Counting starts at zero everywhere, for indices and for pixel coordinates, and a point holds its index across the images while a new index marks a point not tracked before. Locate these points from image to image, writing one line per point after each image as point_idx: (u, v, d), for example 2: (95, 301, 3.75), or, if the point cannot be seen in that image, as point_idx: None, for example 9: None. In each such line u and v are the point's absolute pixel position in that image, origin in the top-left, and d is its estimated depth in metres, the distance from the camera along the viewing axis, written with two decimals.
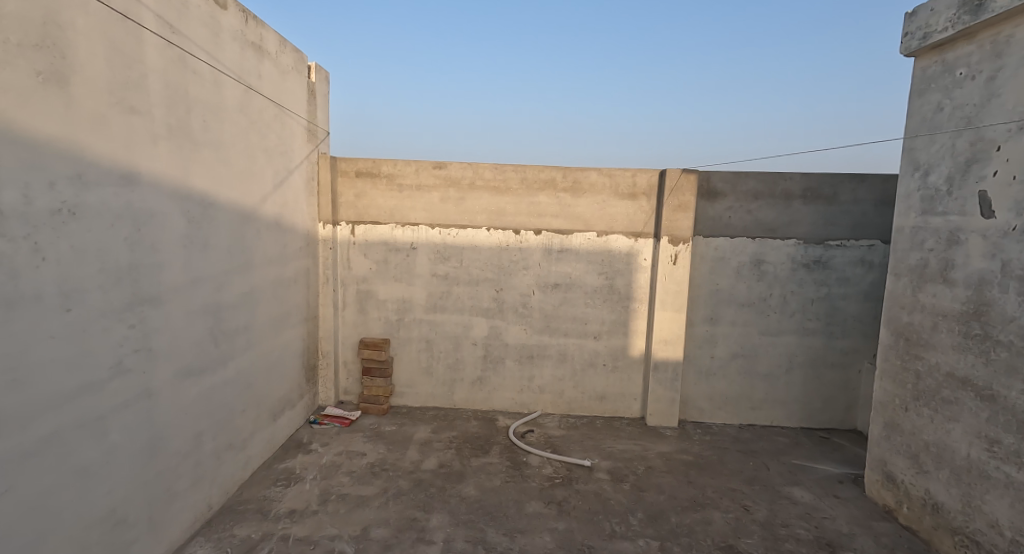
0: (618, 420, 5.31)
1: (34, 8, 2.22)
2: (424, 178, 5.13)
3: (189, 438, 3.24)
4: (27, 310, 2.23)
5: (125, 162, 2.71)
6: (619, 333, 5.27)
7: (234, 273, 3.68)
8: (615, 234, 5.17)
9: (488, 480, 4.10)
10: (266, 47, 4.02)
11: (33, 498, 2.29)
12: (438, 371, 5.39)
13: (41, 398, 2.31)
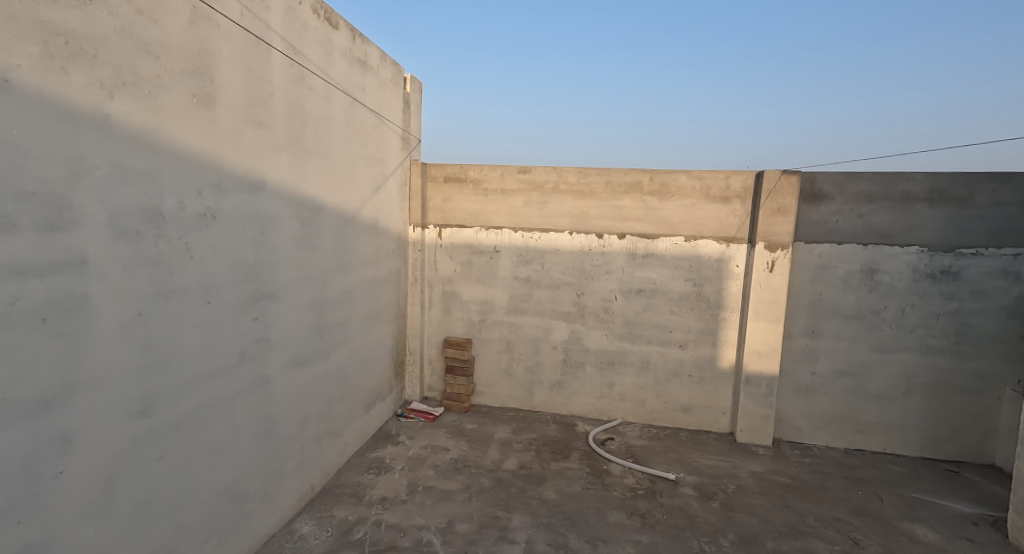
0: (704, 435, 5.07)
1: (193, 40, 2.53)
2: (508, 183, 5.23)
3: (295, 423, 3.55)
4: (179, 302, 2.55)
5: (253, 172, 3.03)
6: (707, 343, 5.04)
7: (336, 272, 3.99)
8: (705, 239, 4.95)
9: (568, 485, 4.10)
10: (369, 62, 4.32)
11: (177, 465, 2.59)
12: (518, 373, 5.46)
13: (186, 380, 2.63)
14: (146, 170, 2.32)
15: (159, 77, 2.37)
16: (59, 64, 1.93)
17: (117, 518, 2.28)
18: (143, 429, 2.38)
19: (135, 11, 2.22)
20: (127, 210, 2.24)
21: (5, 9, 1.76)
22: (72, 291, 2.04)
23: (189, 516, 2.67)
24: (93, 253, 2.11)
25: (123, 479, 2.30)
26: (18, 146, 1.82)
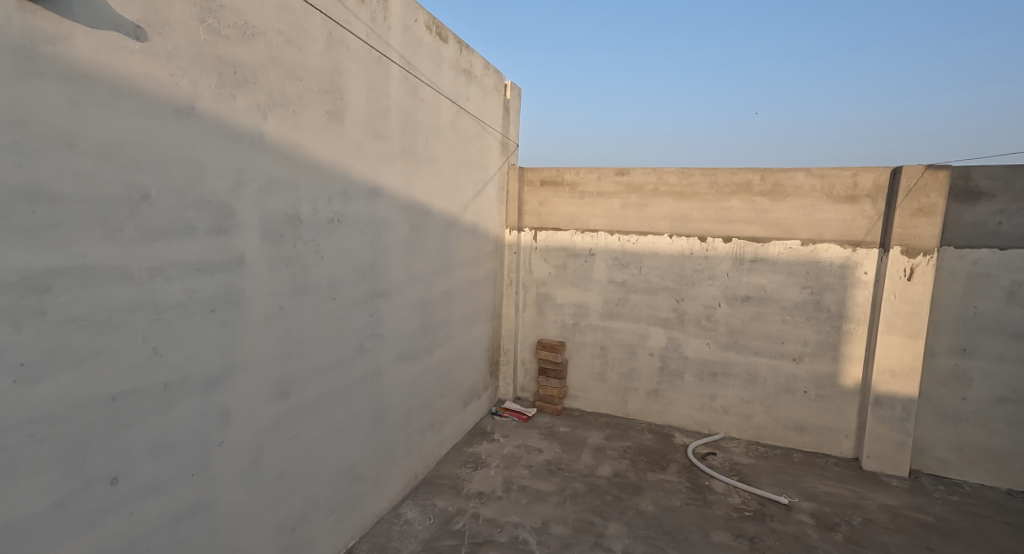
0: (822, 458, 4.64)
1: (327, 63, 2.76)
2: (606, 185, 5.16)
3: (403, 413, 3.77)
4: (311, 299, 2.77)
5: (372, 179, 3.25)
6: (826, 357, 4.62)
7: (439, 273, 4.18)
8: (825, 243, 4.55)
9: (666, 498, 3.96)
10: (473, 72, 4.50)
11: (306, 444, 2.83)
12: (611, 379, 5.35)
13: (315, 368, 2.85)
14: (288, 180, 2.54)
15: (301, 98, 2.60)
16: (229, 91, 2.16)
17: (259, 488, 2.52)
18: (282, 409, 2.63)
19: (284, 40, 2.45)
20: (274, 216, 2.47)
21: (191, 47, 1.96)
22: (233, 288, 2.26)
23: (315, 490, 2.93)
24: (247, 254, 2.33)
25: (265, 454, 2.54)
26: (198, 164, 2.03)
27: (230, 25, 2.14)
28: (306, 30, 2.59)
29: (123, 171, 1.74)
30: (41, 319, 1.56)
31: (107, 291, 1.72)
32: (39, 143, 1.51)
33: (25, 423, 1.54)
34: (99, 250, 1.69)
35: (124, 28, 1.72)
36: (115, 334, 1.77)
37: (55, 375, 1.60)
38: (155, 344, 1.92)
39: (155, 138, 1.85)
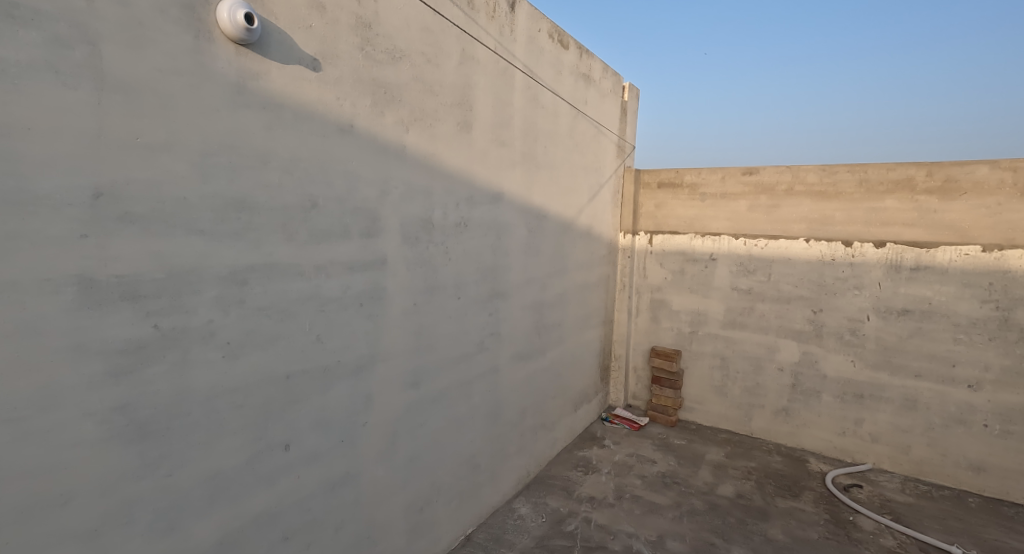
0: (1004, 506, 3.95)
1: (459, 77, 2.84)
2: (730, 186, 4.88)
3: (515, 411, 3.76)
4: (438, 297, 2.83)
5: (495, 185, 3.24)
6: (1012, 386, 3.94)
7: (554, 275, 4.06)
8: (1016, 250, 3.87)
9: (801, 529, 3.61)
10: (592, 76, 4.44)
11: (434, 433, 2.92)
12: (733, 393, 5.03)
13: (442, 361, 2.92)
14: (424, 188, 2.65)
15: (437, 111, 2.70)
16: (380, 110, 2.34)
17: (394, 466, 2.65)
18: (413, 398, 2.72)
19: (424, 60, 2.58)
20: (411, 220, 2.58)
21: (353, 72, 2.18)
22: (376, 284, 2.42)
23: (441, 475, 3.02)
24: (390, 255, 2.48)
25: (400, 436, 2.66)
26: (354, 176, 2.23)
27: (382, 50, 2.33)
28: (443, 48, 2.70)
29: (300, 184, 1.99)
30: (241, 306, 1.82)
31: (285, 285, 1.97)
32: (243, 162, 1.77)
33: (228, 394, 1.80)
34: (282, 250, 1.95)
35: (304, 60, 1.96)
36: (290, 322, 2.01)
37: (249, 352, 1.86)
38: (318, 332, 2.14)
39: (323, 152, 2.08)
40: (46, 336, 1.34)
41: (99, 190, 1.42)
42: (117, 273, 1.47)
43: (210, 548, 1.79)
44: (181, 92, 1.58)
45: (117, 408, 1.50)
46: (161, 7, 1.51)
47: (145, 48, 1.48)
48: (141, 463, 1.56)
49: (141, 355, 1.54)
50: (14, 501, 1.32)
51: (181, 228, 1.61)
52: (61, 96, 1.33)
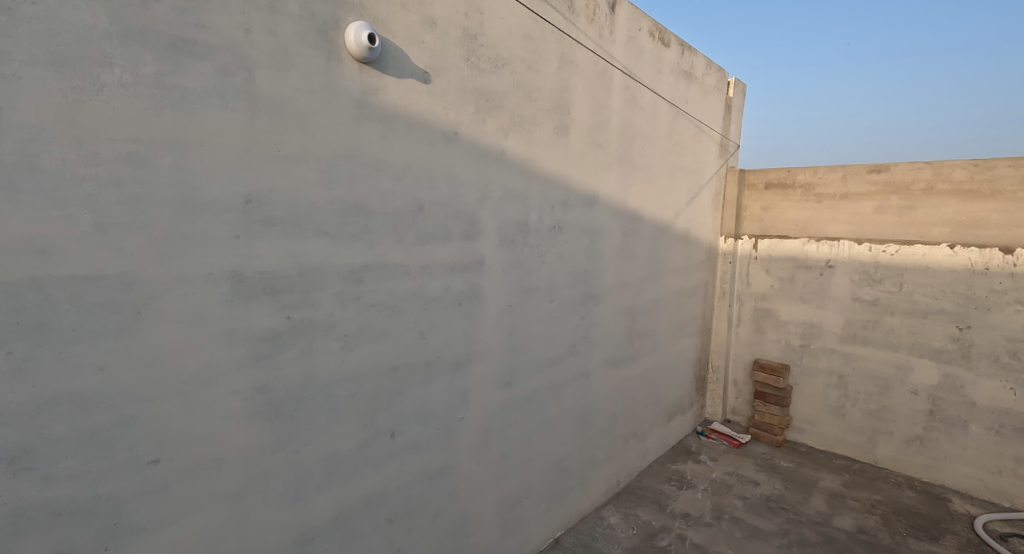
0: None
1: (558, 81, 2.85)
2: (853, 186, 4.46)
3: (606, 418, 3.65)
4: (532, 299, 2.86)
5: (590, 187, 3.19)
6: None
7: (650, 280, 3.92)
8: None
9: None
10: (695, 73, 4.27)
11: (526, 434, 2.95)
12: (854, 416, 4.58)
13: (535, 363, 2.94)
14: (521, 192, 2.69)
15: (535, 116, 2.73)
16: (482, 117, 2.42)
17: (487, 463, 2.71)
18: (506, 398, 2.77)
19: (525, 67, 2.63)
20: (507, 224, 2.64)
21: (459, 82, 2.28)
22: (474, 285, 2.50)
23: (531, 476, 3.04)
24: (487, 257, 2.55)
25: (493, 434, 2.72)
26: (457, 181, 2.33)
27: (486, 60, 2.42)
28: (543, 54, 2.73)
29: (409, 189, 2.12)
30: (357, 302, 1.98)
31: (394, 284, 2.11)
32: (362, 170, 1.93)
33: (345, 382, 1.97)
34: (393, 252, 2.09)
35: (416, 74, 2.09)
36: (397, 318, 2.14)
37: (362, 345, 2.02)
38: (422, 329, 2.26)
39: (430, 159, 2.20)
40: (207, 323, 1.56)
41: (249, 197, 1.62)
42: (261, 269, 1.67)
43: (326, 522, 1.96)
44: (314, 108, 1.76)
45: (258, 388, 1.70)
46: (301, 34, 1.70)
47: (287, 71, 1.68)
48: (274, 438, 1.76)
49: (276, 342, 1.74)
50: (181, 462, 1.54)
51: (311, 231, 1.79)
52: (224, 116, 1.54)
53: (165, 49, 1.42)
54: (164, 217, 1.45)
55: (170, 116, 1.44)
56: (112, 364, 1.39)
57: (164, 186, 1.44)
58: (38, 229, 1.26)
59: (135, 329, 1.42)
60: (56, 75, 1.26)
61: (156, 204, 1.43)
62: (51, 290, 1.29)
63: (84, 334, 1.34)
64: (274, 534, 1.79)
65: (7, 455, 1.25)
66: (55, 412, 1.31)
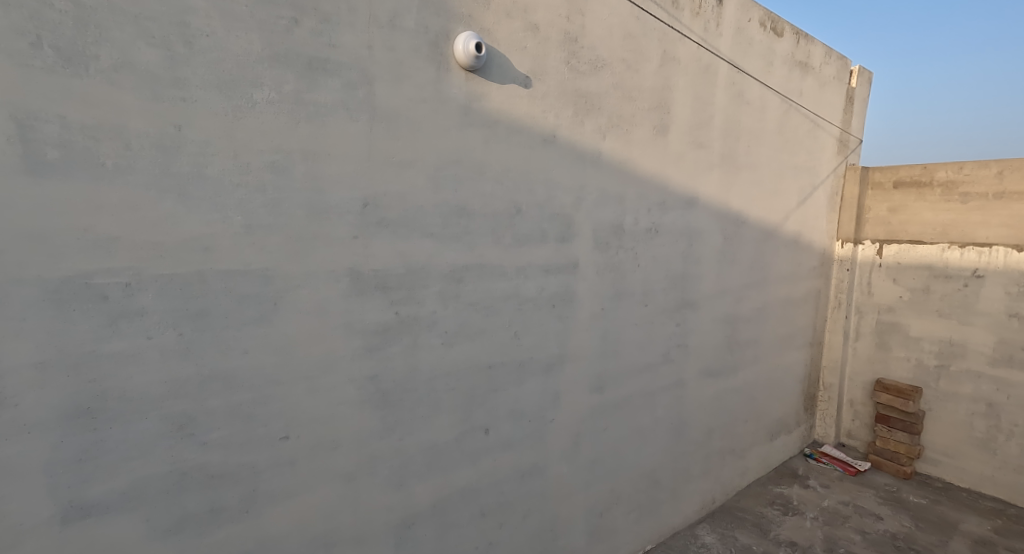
0: None
1: (658, 79, 2.75)
2: (1011, 183, 3.86)
3: (703, 431, 3.44)
4: (627, 303, 2.79)
5: (689, 188, 3.03)
6: None
7: (755, 287, 3.66)
8: None
9: None
10: (811, 63, 3.94)
11: (617, 441, 2.87)
12: (1008, 452, 3.97)
13: (628, 369, 2.86)
14: (618, 193, 2.64)
15: (634, 116, 2.65)
16: (580, 119, 2.41)
17: (578, 467, 2.68)
18: (597, 402, 2.72)
19: (625, 66, 2.58)
20: (602, 225, 2.59)
21: (559, 85, 2.29)
22: (568, 288, 2.49)
23: (621, 484, 2.94)
24: (581, 259, 2.53)
25: (584, 438, 2.69)
26: (554, 183, 2.34)
27: (586, 62, 2.41)
28: (644, 52, 2.66)
29: (508, 192, 2.18)
30: (457, 301, 2.06)
31: (492, 284, 2.17)
32: (464, 174, 2.01)
33: (445, 377, 2.06)
34: (491, 253, 2.15)
35: (518, 79, 2.14)
36: (493, 317, 2.20)
37: (461, 342, 2.10)
38: (517, 329, 2.30)
39: (528, 162, 2.23)
40: (331, 316, 1.71)
41: (366, 200, 1.75)
42: (375, 268, 1.80)
43: (425, 509, 2.06)
44: (424, 116, 1.86)
45: (369, 378, 1.83)
46: (416, 47, 1.81)
47: (403, 82, 1.79)
48: (383, 426, 1.89)
49: (386, 336, 1.86)
50: (307, 440, 1.71)
51: (418, 232, 1.90)
52: (348, 127, 1.68)
53: (304, 69, 1.58)
54: (298, 219, 1.61)
55: (305, 128, 1.60)
56: (255, 349, 1.57)
57: (300, 191, 1.60)
58: (204, 229, 1.45)
59: (273, 319, 1.60)
60: (220, 96, 1.45)
61: (291, 208, 1.59)
62: (211, 282, 1.48)
63: (235, 322, 1.53)
64: (380, 515, 1.92)
65: (176, 422, 1.46)
66: (210, 388, 1.51)
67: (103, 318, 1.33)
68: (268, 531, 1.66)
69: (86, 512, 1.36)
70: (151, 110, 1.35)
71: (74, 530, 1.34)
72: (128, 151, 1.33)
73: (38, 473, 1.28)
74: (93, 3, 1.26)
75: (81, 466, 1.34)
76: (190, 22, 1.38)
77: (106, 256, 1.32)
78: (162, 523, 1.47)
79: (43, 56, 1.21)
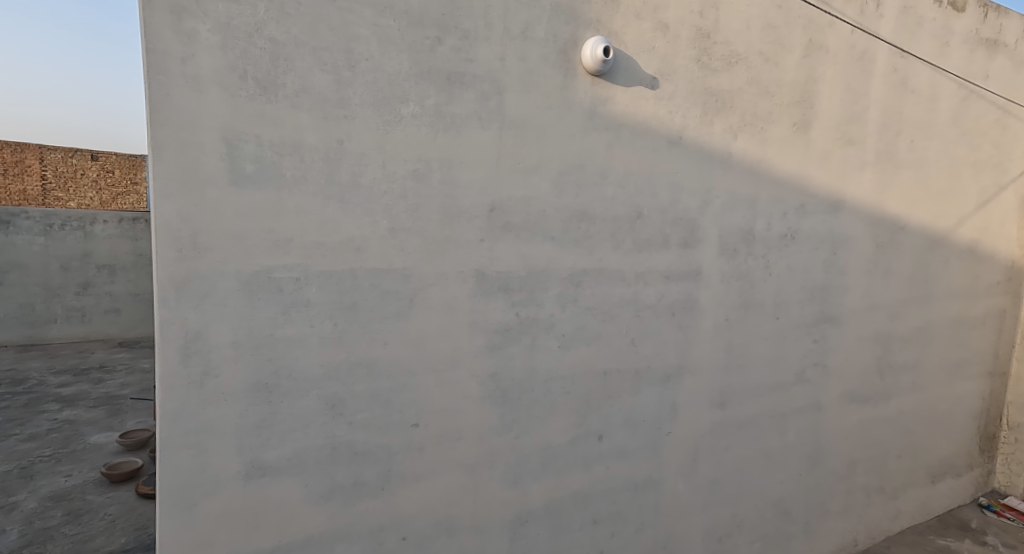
0: None
1: (802, 71, 2.52)
2: None
3: (845, 463, 3.06)
4: (756, 315, 2.58)
5: (835, 190, 2.72)
6: None
7: (916, 303, 3.19)
8: None
9: None
10: (1003, 40, 3.35)
11: (741, 462, 2.66)
12: None
13: (755, 385, 2.64)
14: (749, 196, 2.46)
15: (771, 113, 2.45)
16: (710, 118, 2.29)
17: (696, 485, 2.54)
18: (718, 418, 2.55)
19: (763, 60, 2.40)
20: (731, 231, 2.44)
21: (689, 84, 2.20)
22: (690, 295, 2.38)
23: (744, 510, 2.71)
24: (706, 266, 2.40)
25: (703, 455, 2.54)
26: (678, 187, 2.25)
27: (718, 58, 2.28)
28: (787, 43, 2.45)
29: (631, 196, 2.14)
30: (575, 305, 2.07)
31: (610, 290, 2.15)
32: (587, 179, 2.02)
33: (561, 380, 2.07)
34: (611, 257, 2.13)
35: (645, 81, 2.10)
36: (611, 323, 2.17)
37: (578, 346, 2.10)
38: (634, 336, 2.24)
39: (653, 166, 2.17)
40: (458, 314, 1.81)
41: (493, 205, 1.83)
42: (499, 269, 1.87)
43: (539, 508, 2.09)
44: (549, 123, 1.90)
45: (490, 375, 1.91)
46: (545, 56, 1.86)
47: (532, 90, 1.85)
48: (502, 423, 1.95)
49: (507, 336, 1.93)
50: (435, 429, 1.82)
51: (539, 235, 1.94)
52: (480, 136, 1.78)
53: (444, 84, 1.70)
54: (433, 223, 1.73)
55: (443, 139, 1.72)
56: (393, 341, 1.72)
57: (435, 197, 1.72)
58: (357, 231, 1.62)
59: (409, 315, 1.73)
60: (374, 113, 1.61)
61: (427, 213, 1.72)
62: (361, 279, 1.65)
63: (378, 316, 1.69)
64: (496, 508, 1.99)
65: (330, 401, 1.65)
66: (357, 374, 1.68)
67: (279, 307, 1.55)
68: (400, 508, 1.80)
69: (263, 472, 1.58)
70: (322, 128, 1.55)
71: (254, 486, 1.58)
72: (302, 163, 1.54)
73: (230, 434, 1.53)
74: (284, 39, 1.49)
75: (260, 432, 1.57)
76: (355, 48, 1.57)
77: (284, 254, 1.54)
78: (317, 490, 1.67)
79: (246, 87, 1.46)
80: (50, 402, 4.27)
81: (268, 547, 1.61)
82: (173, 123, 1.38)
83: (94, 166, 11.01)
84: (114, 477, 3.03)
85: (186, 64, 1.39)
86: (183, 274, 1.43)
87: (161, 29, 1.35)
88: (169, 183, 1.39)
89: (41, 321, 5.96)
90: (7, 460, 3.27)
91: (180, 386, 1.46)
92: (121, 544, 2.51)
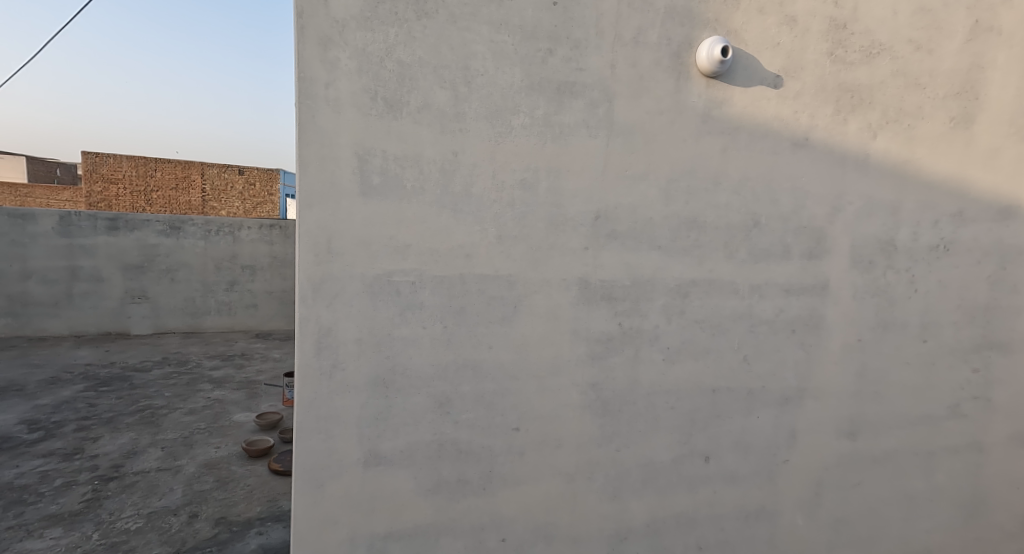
0: None
1: (964, 57, 2.20)
2: None
3: (1016, 518, 2.57)
4: (897, 336, 2.28)
5: (1007, 195, 2.31)
6: None
7: None
8: None
9: None
10: None
11: (874, 501, 2.36)
12: None
13: (895, 415, 2.34)
14: (890, 202, 2.19)
15: (921, 107, 2.17)
16: (844, 116, 2.08)
17: (819, 522, 2.29)
18: (847, 450, 2.29)
19: (913, 48, 2.13)
20: (867, 241, 2.19)
21: (818, 80, 2.02)
22: (816, 311, 2.17)
23: None
24: (834, 280, 2.18)
25: (828, 489, 2.29)
26: (803, 192, 2.07)
27: (856, 49, 2.06)
28: (944, 27, 2.15)
29: (747, 203, 2.00)
30: (683, 317, 1.98)
31: (721, 302, 2.02)
32: (699, 186, 1.93)
33: (666, 395, 1.99)
34: (722, 268, 2.01)
35: (767, 80, 1.96)
36: (722, 338, 2.04)
37: (684, 360, 2.00)
38: (748, 352, 2.09)
39: (774, 170, 2.01)
40: (560, 322, 1.82)
41: (598, 213, 1.82)
42: (603, 278, 1.85)
43: (640, 526, 2.02)
44: (659, 129, 1.85)
45: (592, 385, 1.89)
46: (658, 60, 1.82)
47: (641, 97, 1.81)
48: (602, 434, 1.92)
49: (610, 346, 1.90)
50: (536, 435, 1.84)
51: (645, 245, 1.89)
52: (589, 144, 1.77)
53: (554, 94, 1.72)
54: (539, 230, 1.76)
55: (551, 149, 1.74)
56: (497, 346, 1.76)
57: (539, 207, 1.75)
58: (467, 239, 1.70)
59: (512, 320, 1.77)
60: (487, 125, 1.68)
61: (534, 220, 1.75)
62: (470, 285, 1.71)
63: (484, 320, 1.74)
64: (595, 521, 1.96)
65: (438, 400, 1.73)
66: (464, 375, 1.75)
67: (397, 308, 1.67)
68: (501, 510, 1.84)
69: (379, 461, 1.70)
70: (440, 141, 1.64)
71: (372, 473, 1.70)
72: (421, 176, 1.64)
73: (353, 423, 1.67)
74: (410, 61, 1.60)
75: (378, 424, 1.69)
76: (472, 65, 1.65)
77: (402, 260, 1.65)
78: (426, 483, 1.76)
79: (376, 106, 1.59)
80: (205, 382, 4.95)
81: (382, 533, 1.73)
82: (316, 142, 1.55)
83: (240, 179, 12.54)
84: (252, 452, 3.44)
85: (329, 88, 1.55)
86: (320, 277, 1.59)
87: (311, 59, 1.53)
88: (310, 195, 1.56)
89: (200, 312, 6.93)
90: (174, 430, 3.84)
91: (315, 376, 1.63)
92: (257, 513, 2.83)
